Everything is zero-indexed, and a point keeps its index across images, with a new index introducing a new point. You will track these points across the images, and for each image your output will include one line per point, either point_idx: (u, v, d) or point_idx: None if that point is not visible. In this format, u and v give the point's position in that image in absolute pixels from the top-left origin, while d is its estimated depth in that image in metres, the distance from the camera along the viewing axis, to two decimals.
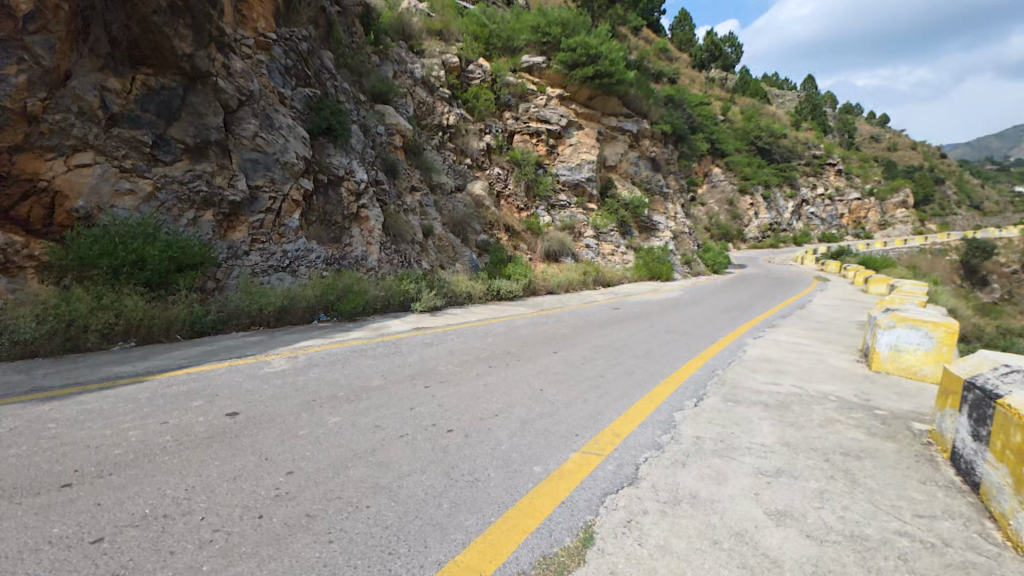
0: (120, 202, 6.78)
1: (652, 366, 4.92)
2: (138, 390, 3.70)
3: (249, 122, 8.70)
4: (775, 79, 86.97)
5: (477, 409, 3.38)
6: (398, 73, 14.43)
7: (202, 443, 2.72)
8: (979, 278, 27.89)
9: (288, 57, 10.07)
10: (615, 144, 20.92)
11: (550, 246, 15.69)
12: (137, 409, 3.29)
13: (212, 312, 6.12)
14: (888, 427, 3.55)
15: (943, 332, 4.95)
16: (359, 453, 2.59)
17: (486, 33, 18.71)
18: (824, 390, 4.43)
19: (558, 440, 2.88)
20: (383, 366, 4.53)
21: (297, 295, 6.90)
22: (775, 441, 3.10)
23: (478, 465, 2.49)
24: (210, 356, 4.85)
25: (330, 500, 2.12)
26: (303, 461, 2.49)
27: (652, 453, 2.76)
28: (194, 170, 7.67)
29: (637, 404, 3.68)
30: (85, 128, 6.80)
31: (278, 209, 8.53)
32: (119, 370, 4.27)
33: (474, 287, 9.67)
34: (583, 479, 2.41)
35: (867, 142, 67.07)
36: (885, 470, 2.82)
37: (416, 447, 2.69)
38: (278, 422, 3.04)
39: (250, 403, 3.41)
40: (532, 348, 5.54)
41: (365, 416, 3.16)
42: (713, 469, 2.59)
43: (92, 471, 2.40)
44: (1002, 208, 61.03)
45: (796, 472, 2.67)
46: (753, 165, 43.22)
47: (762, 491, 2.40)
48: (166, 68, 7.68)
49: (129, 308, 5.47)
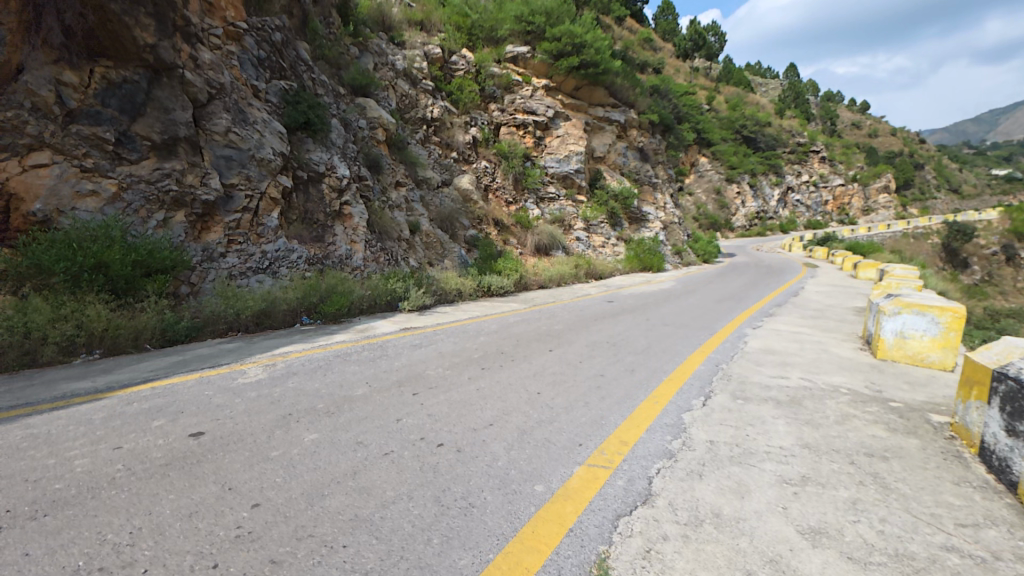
0: (82, 204, 6.31)
1: (654, 363, 4.67)
2: (94, 410, 3.33)
3: (220, 116, 8.19)
4: (759, 66, 87.19)
5: (470, 418, 3.09)
6: (379, 65, 13.90)
7: (159, 471, 2.40)
8: (960, 260, 27.91)
9: (261, 48, 9.60)
10: (603, 135, 20.68)
11: (541, 240, 15.34)
12: (89, 433, 2.94)
13: (185, 319, 5.75)
14: (908, 421, 3.35)
15: (950, 317, 4.79)
16: (337, 478, 2.29)
17: (468, 24, 18.21)
18: (833, 381, 4.24)
19: (560, 452, 2.60)
20: (368, 372, 4.21)
21: (278, 297, 6.55)
22: (794, 443, 2.87)
23: (472, 487, 2.20)
24: (180, 367, 4.47)
25: (301, 539, 1.83)
26: (273, 490, 2.18)
27: (663, 463, 2.50)
28: (162, 168, 7.20)
29: (642, 405, 3.42)
30: (41, 125, 6.36)
31: (255, 208, 8.10)
32: (75, 388, 3.87)
33: (464, 284, 9.34)
34: (592, 498, 2.15)
35: (850, 128, 67.67)
36: (914, 472, 2.60)
37: (402, 467, 2.40)
38: (247, 442, 2.73)
39: (218, 421, 3.07)
40: (526, 347, 5.26)
41: (347, 431, 2.86)
42: (734, 480, 2.34)
43: (25, 512, 2.07)
44: (980, 190, 62.11)
45: (823, 479, 2.43)
46: (738, 154, 43.44)
47: (790, 505, 2.15)
48: (128, 60, 7.19)
49: (91, 318, 5.04)
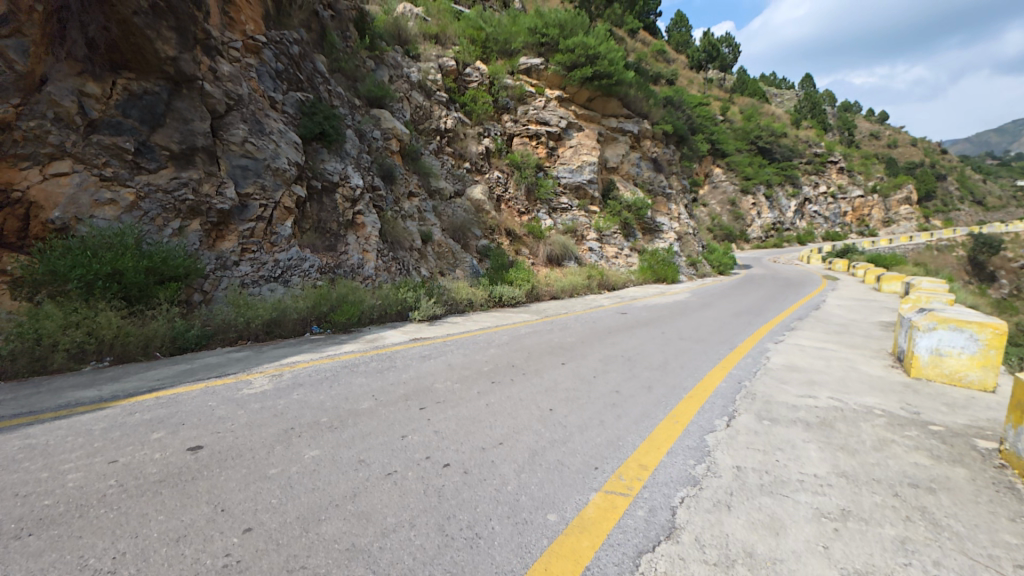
0: (100, 212, 6.38)
1: (671, 380, 4.46)
2: (95, 421, 3.25)
3: (238, 126, 8.29)
4: (774, 77, 86.54)
5: (479, 436, 2.94)
6: (394, 77, 14.02)
7: (152, 489, 2.29)
8: (987, 274, 27.07)
9: (279, 61, 9.74)
10: (616, 145, 20.60)
11: (553, 250, 15.22)
12: (86, 444, 2.85)
13: (196, 327, 5.72)
14: (952, 448, 3.09)
15: (991, 334, 4.47)
16: (334, 501, 2.14)
17: (482, 36, 18.37)
18: (866, 402, 3.98)
19: (574, 476, 2.42)
20: (375, 384, 4.08)
21: (288, 305, 6.50)
22: (829, 471, 2.65)
23: (479, 516, 2.04)
24: (187, 376, 4.40)
25: (292, 572, 1.68)
26: (267, 513, 2.05)
27: (687, 493, 2.30)
28: (179, 177, 7.27)
29: (663, 425, 3.22)
30: (63, 135, 6.48)
31: (269, 217, 8.13)
32: (81, 396, 3.81)
33: (474, 295, 9.24)
34: (611, 532, 1.96)
35: (868, 138, 66.48)
36: (965, 506, 2.36)
37: (405, 490, 2.25)
38: (245, 458, 2.61)
39: (219, 434, 2.96)
40: (538, 360, 5.09)
41: (350, 448, 2.73)
42: (766, 514, 2.14)
43: (10, 530, 1.97)
44: (1006, 202, 60.42)
45: (865, 514, 2.22)
46: (754, 165, 42.91)
47: (832, 544, 1.95)
48: (149, 72, 7.34)
49: (102, 325, 5.02)
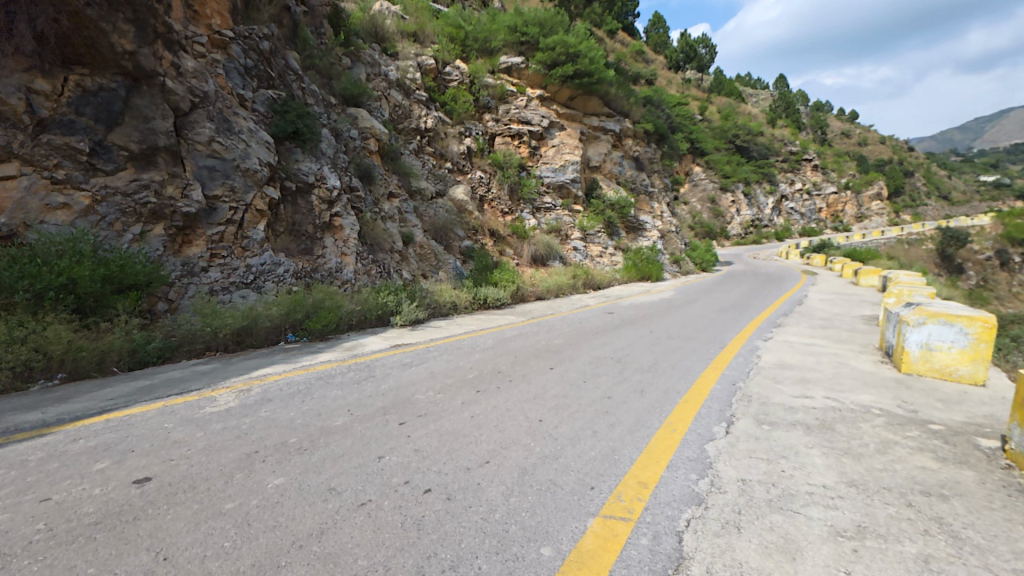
0: (51, 217, 5.93)
1: (665, 382, 4.30)
2: (31, 451, 2.90)
3: (203, 125, 7.82)
4: (749, 78, 88.33)
5: (464, 452, 2.71)
6: (372, 75, 13.62)
7: (87, 533, 1.98)
8: (954, 266, 27.71)
9: (248, 57, 9.29)
10: (598, 144, 20.58)
11: (537, 250, 15.05)
12: (17, 480, 2.51)
13: (158, 339, 5.33)
14: (956, 449, 2.97)
15: (980, 327, 4.42)
16: (298, 541, 1.88)
17: (462, 35, 18.05)
18: (862, 401, 3.87)
19: (568, 499, 2.20)
20: (352, 398, 3.78)
21: (261, 313, 6.13)
22: (838, 480, 2.49)
23: (463, 553, 1.80)
24: (144, 394, 4.03)
25: None
26: (218, 560, 1.78)
27: (693, 514, 2.10)
28: (140, 179, 6.83)
29: (659, 434, 3.03)
30: (9, 136, 5.99)
31: (240, 220, 7.71)
32: (20, 421, 3.43)
33: (459, 297, 8.97)
34: (614, 567, 1.75)
35: (839, 136, 68.38)
36: (982, 514, 2.21)
37: (380, 523, 1.99)
38: (199, 491, 2.31)
39: (172, 462, 2.65)
40: (525, 365, 4.86)
41: (318, 474, 2.46)
42: (779, 535, 1.96)
43: None
44: (970, 197, 62.57)
45: (882, 529, 2.04)
46: (732, 163, 43.56)
47: (853, 568, 1.77)
48: (104, 68, 6.84)
49: (50, 339, 4.59)
